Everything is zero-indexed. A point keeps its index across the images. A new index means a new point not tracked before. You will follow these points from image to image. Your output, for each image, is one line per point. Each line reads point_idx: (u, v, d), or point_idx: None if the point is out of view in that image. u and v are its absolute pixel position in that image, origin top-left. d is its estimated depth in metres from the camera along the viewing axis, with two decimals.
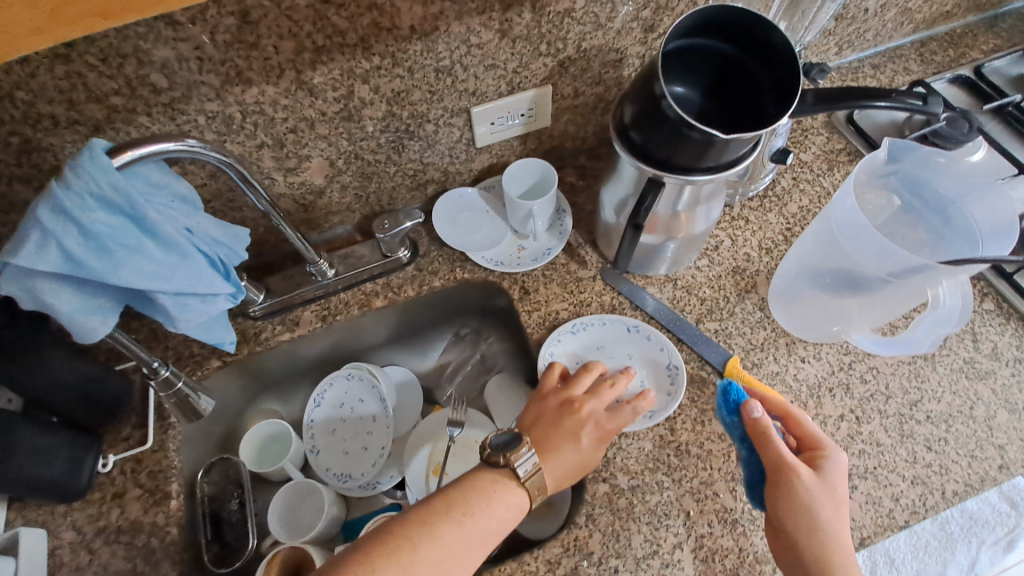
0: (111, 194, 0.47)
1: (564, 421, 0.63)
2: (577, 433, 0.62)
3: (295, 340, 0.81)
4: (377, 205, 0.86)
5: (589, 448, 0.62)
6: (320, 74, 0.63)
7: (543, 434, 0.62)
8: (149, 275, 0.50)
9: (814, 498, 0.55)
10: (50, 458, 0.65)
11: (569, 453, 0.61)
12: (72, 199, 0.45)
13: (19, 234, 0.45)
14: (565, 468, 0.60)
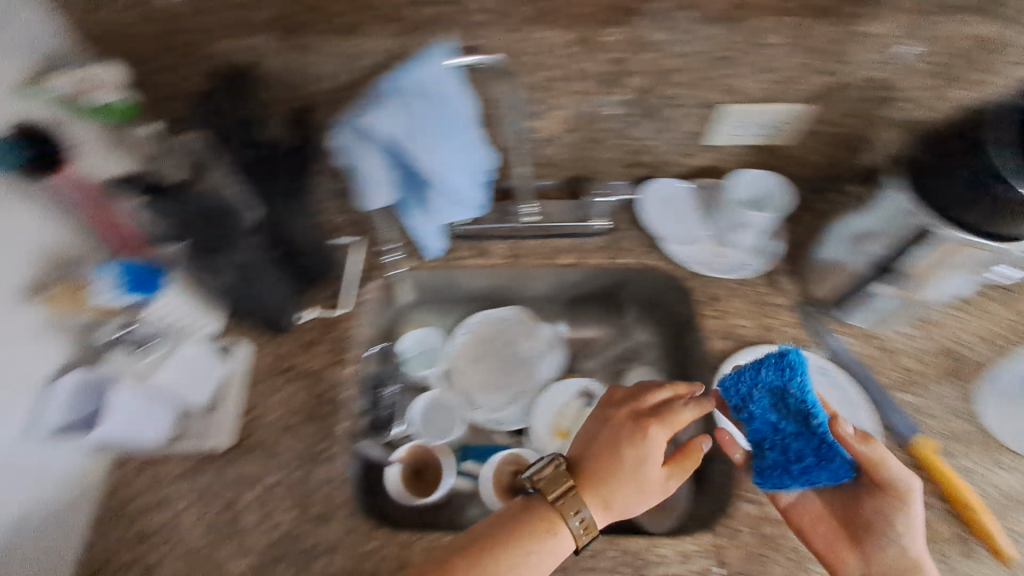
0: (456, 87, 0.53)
1: (604, 433, 0.60)
2: (621, 452, 0.58)
3: (478, 267, 0.86)
4: (587, 171, 0.89)
5: (610, 464, 0.57)
6: (611, 33, 0.66)
7: (595, 460, 0.58)
8: (449, 167, 0.56)
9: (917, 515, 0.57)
10: (276, 292, 0.75)
11: (623, 479, 0.56)
12: (430, 80, 0.51)
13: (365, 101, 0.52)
14: (622, 495, 0.56)
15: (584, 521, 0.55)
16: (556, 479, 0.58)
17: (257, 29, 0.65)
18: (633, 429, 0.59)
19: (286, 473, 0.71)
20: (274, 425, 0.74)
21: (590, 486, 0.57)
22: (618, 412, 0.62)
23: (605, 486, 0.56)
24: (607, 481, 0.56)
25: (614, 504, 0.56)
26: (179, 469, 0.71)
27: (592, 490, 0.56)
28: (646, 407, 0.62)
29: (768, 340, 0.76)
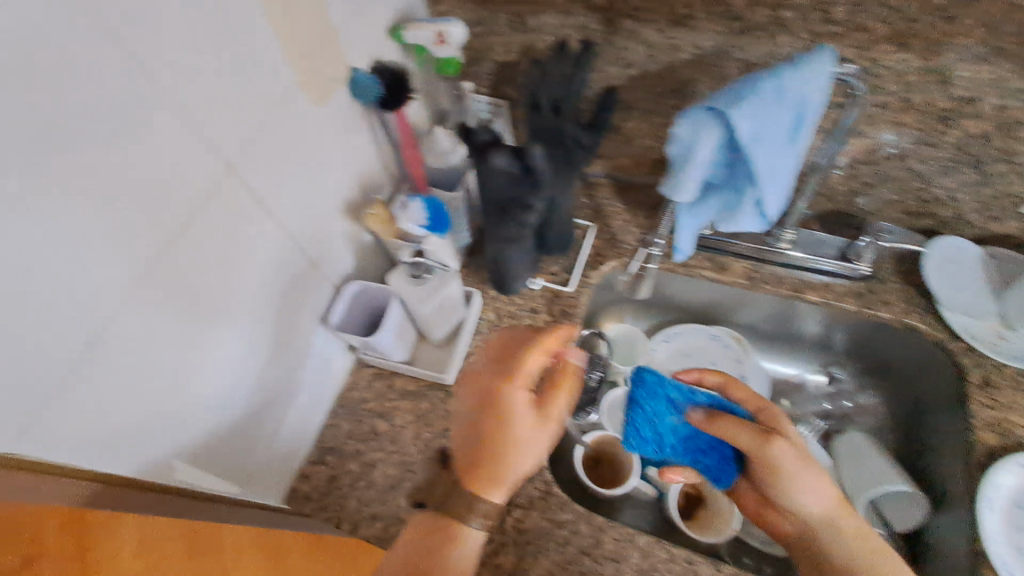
0: (814, 95, 0.49)
1: (485, 424, 0.62)
2: (516, 440, 0.60)
3: (716, 281, 0.83)
4: (855, 209, 0.82)
5: (485, 447, 0.61)
6: (975, 71, 0.60)
7: (472, 450, 0.62)
8: (771, 176, 0.53)
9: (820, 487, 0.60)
10: (527, 255, 0.78)
11: (531, 447, 0.61)
12: (795, 86, 0.48)
13: (735, 85, 0.49)
14: (519, 468, 0.61)
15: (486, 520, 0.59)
16: (453, 485, 0.62)
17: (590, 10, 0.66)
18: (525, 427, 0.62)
19: None
20: None
21: (488, 473, 0.60)
22: (497, 378, 0.63)
23: (492, 477, 0.60)
24: (490, 472, 0.60)
25: (493, 479, 0.60)
26: (406, 388, 0.79)
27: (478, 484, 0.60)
28: (501, 362, 0.64)
29: None
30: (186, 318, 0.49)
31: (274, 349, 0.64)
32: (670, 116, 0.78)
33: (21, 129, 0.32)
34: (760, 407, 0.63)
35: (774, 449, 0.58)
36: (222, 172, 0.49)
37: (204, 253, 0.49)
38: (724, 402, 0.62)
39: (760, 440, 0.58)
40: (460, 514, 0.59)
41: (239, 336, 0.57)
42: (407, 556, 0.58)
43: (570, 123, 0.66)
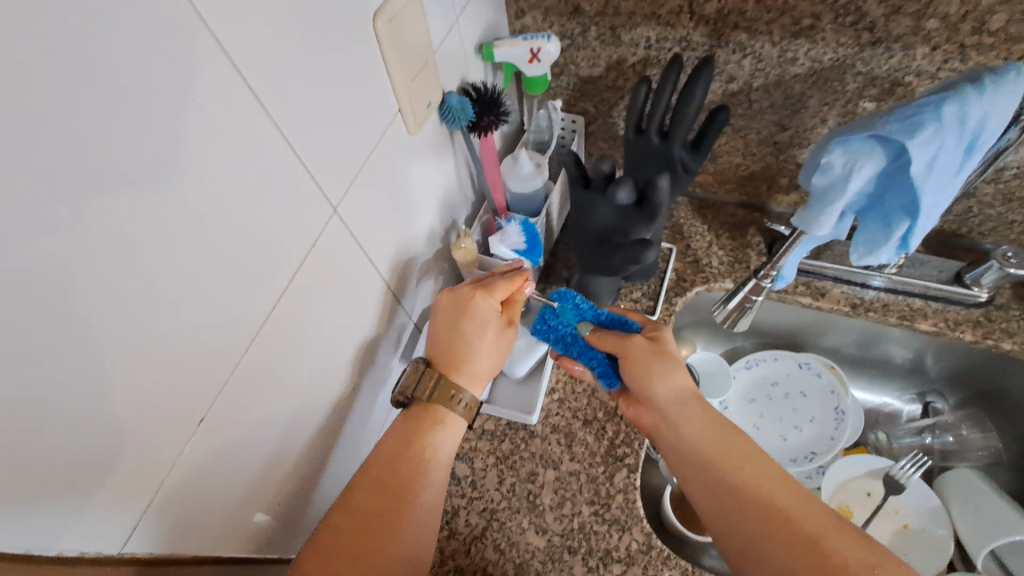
0: (995, 124, 0.43)
1: (443, 314, 0.59)
2: (494, 342, 0.58)
3: (812, 307, 0.77)
4: (969, 230, 0.75)
5: (456, 336, 0.57)
6: None
7: (445, 341, 0.58)
8: (928, 208, 0.47)
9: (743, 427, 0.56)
10: (613, 287, 0.73)
11: (494, 360, 0.59)
12: (979, 111, 0.42)
13: (911, 108, 0.43)
14: (487, 364, 0.58)
15: (470, 407, 0.57)
16: (424, 373, 0.57)
17: (696, 21, 0.63)
18: (501, 335, 0.58)
19: (585, 467, 0.68)
20: (576, 413, 0.72)
21: (464, 369, 0.57)
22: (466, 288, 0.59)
23: (472, 375, 0.57)
24: (459, 356, 0.57)
25: (479, 380, 0.58)
26: (484, 427, 0.71)
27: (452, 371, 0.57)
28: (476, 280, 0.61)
29: None
30: (272, 358, 0.44)
31: (358, 393, 0.58)
32: (768, 132, 0.73)
33: (120, 144, 0.28)
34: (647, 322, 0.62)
35: (655, 366, 0.57)
36: (319, 197, 0.43)
37: (297, 289, 0.44)
38: (618, 317, 0.62)
39: (654, 359, 0.57)
40: (448, 399, 0.56)
41: (330, 373, 0.52)
42: (408, 430, 0.55)
43: (681, 150, 0.61)
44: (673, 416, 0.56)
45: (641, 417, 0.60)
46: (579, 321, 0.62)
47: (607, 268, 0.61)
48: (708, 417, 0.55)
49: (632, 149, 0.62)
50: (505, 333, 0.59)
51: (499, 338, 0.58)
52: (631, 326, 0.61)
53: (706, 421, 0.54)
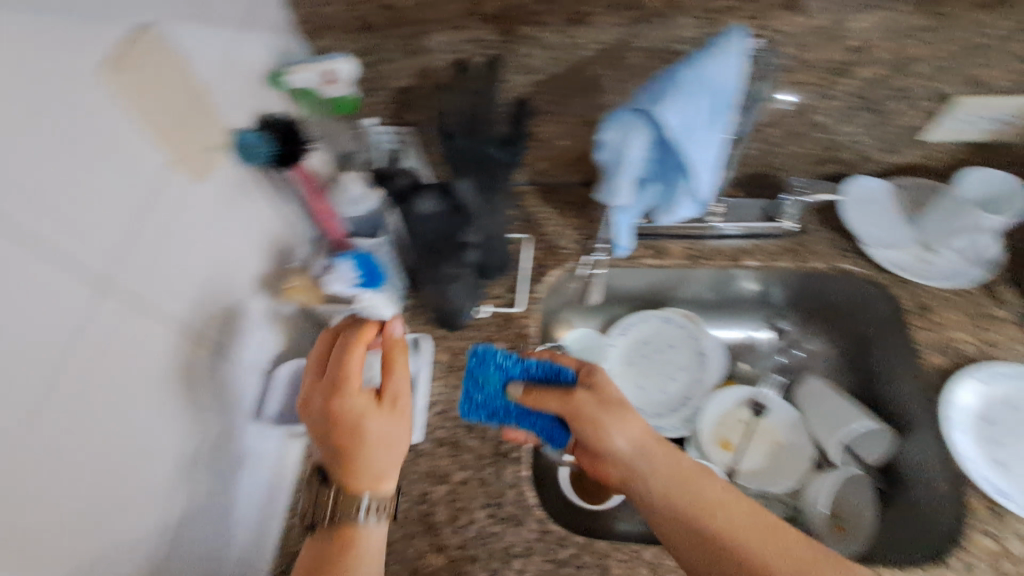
0: (730, 82, 0.49)
1: (308, 415, 0.55)
2: (377, 434, 0.55)
3: (657, 265, 0.82)
4: (773, 168, 0.84)
5: (347, 443, 0.54)
6: (861, 20, 0.61)
7: (331, 449, 0.54)
8: (703, 165, 0.52)
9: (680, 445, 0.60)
10: (469, 288, 0.74)
11: (392, 455, 0.55)
12: (712, 73, 0.47)
13: (658, 81, 0.48)
14: (388, 460, 0.55)
15: (375, 510, 0.54)
16: (318, 491, 0.56)
17: (484, 20, 0.65)
18: (382, 422, 0.55)
19: (475, 472, 0.69)
20: (459, 421, 0.73)
21: (354, 475, 0.54)
22: (326, 387, 0.56)
23: (367, 478, 0.54)
24: (354, 461, 0.54)
25: (383, 482, 0.55)
26: None
27: (352, 478, 0.54)
28: (331, 361, 0.58)
29: (995, 356, 0.69)
30: (75, 468, 0.40)
31: (195, 460, 0.54)
32: (582, 113, 0.76)
33: None
34: (575, 364, 0.63)
35: (587, 415, 0.58)
36: (82, 277, 0.40)
37: (88, 388, 0.40)
38: (551, 367, 0.61)
39: (587, 408, 0.58)
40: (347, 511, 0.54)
41: (152, 450, 0.48)
42: (325, 552, 0.53)
43: None
44: (635, 465, 0.57)
45: (608, 478, 0.60)
46: (512, 380, 0.60)
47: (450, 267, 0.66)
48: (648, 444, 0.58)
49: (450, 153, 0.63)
50: (395, 419, 0.56)
51: (396, 429, 0.56)
52: (568, 376, 0.60)
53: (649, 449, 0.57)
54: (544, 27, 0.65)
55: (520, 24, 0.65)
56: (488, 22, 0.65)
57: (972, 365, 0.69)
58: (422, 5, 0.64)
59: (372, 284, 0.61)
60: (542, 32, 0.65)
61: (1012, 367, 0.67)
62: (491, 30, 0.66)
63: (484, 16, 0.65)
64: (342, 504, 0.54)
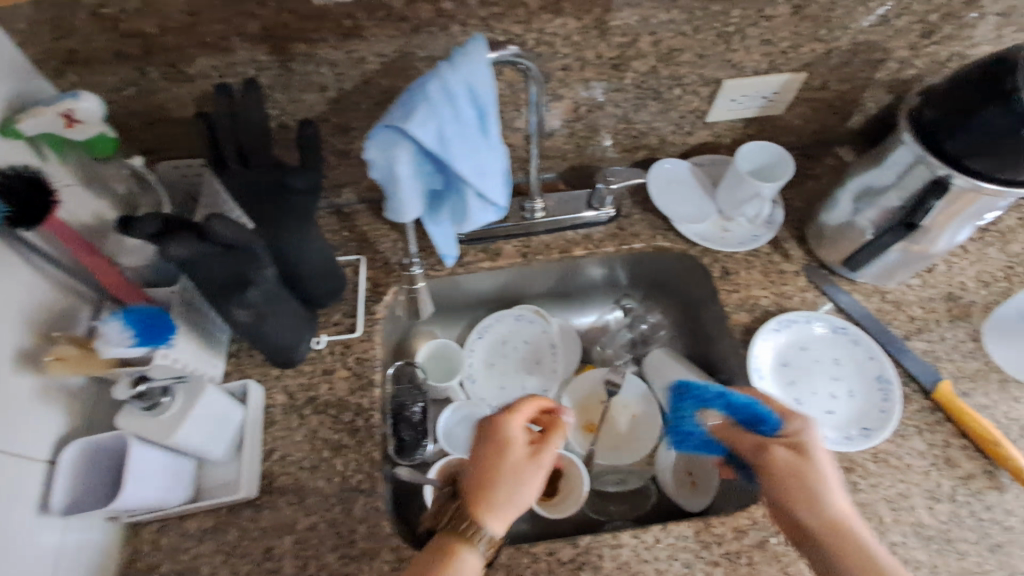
0: (479, 88, 0.49)
1: (472, 462, 0.58)
2: (518, 470, 0.57)
3: (493, 268, 0.84)
4: (589, 158, 0.87)
5: (487, 476, 0.56)
6: (621, 17, 0.65)
7: (473, 479, 0.57)
8: (476, 172, 0.53)
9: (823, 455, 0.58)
10: (292, 321, 0.69)
11: (524, 495, 0.56)
12: (456, 82, 0.47)
13: (405, 96, 0.47)
14: (504, 495, 0.56)
15: (489, 543, 0.54)
16: (442, 503, 0.58)
17: (249, 41, 0.61)
18: (527, 459, 0.58)
19: (323, 513, 0.66)
20: (301, 464, 0.69)
21: (487, 501, 0.55)
22: (508, 434, 0.59)
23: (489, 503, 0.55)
24: (487, 486, 0.56)
25: (500, 508, 0.55)
26: (203, 526, 0.66)
27: (478, 505, 0.55)
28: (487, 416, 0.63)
29: (788, 308, 0.78)
30: None
31: None
32: None
33: None
34: (777, 408, 0.62)
35: (749, 443, 0.61)
36: None
37: None
38: (756, 411, 0.61)
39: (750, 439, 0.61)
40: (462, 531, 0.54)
41: None
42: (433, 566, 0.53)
43: (271, 174, 0.58)
44: (795, 504, 0.56)
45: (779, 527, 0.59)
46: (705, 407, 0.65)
47: (232, 313, 0.60)
48: (795, 465, 0.57)
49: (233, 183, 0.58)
50: (524, 462, 0.57)
51: (535, 480, 0.57)
52: (773, 422, 0.61)
53: (778, 470, 0.57)
54: (319, 43, 0.62)
55: (291, 42, 0.61)
56: (256, 43, 0.61)
57: (769, 318, 0.76)
58: (177, 31, 0.59)
59: (150, 341, 0.57)
60: (319, 48, 0.62)
61: (795, 313, 0.76)
62: (262, 51, 0.62)
63: (248, 37, 0.60)
64: (459, 518, 0.55)
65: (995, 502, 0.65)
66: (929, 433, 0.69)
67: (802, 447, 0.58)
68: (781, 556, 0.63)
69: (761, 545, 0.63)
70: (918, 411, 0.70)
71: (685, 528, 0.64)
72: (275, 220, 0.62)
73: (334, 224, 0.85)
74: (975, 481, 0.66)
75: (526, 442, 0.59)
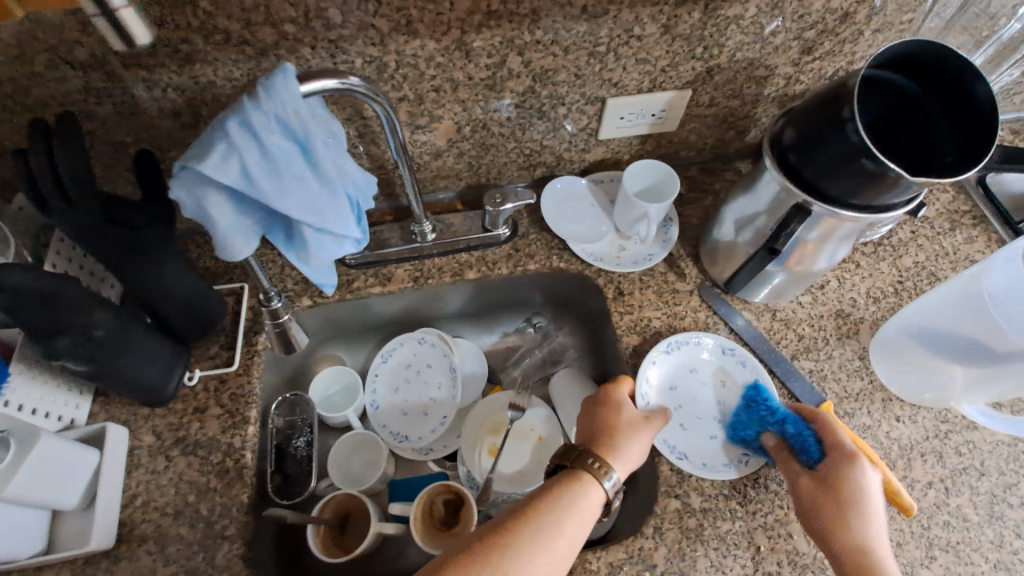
0: (292, 121, 0.46)
1: (592, 427, 0.63)
2: (629, 423, 0.62)
3: (384, 294, 0.81)
4: (485, 177, 0.85)
5: (628, 432, 0.61)
6: (482, 38, 0.63)
7: (602, 433, 0.61)
8: (304, 208, 0.50)
9: (875, 499, 0.59)
10: (154, 361, 0.66)
11: (639, 442, 0.61)
12: (259, 117, 0.44)
13: (207, 133, 0.44)
14: (637, 451, 0.60)
15: (615, 481, 0.57)
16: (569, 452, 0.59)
17: (81, 67, 0.57)
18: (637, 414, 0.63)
19: (183, 563, 0.63)
20: (164, 510, 0.66)
21: (608, 444, 0.60)
22: (631, 410, 0.64)
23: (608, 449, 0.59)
24: (619, 435, 0.60)
25: (619, 452, 0.59)
26: None
27: (607, 451, 0.59)
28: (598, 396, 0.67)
29: (680, 329, 0.76)
30: None
31: None
32: None
33: None
34: (833, 444, 0.62)
35: (790, 471, 0.63)
36: None
37: None
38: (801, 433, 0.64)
39: (794, 468, 0.63)
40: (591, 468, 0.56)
41: None
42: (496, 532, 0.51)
43: (98, 210, 0.55)
44: (830, 524, 0.58)
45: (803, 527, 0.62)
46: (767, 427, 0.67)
47: (60, 363, 0.57)
48: (818, 495, 0.60)
49: (60, 223, 0.54)
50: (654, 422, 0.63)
51: (648, 439, 0.61)
52: (813, 453, 0.63)
53: (813, 505, 0.60)
54: (158, 69, 0.58)
55: (129, 68, 0.58)
56: (89, 70, 0.58)
57: (659, 341, 0.75)
58: None
59: None
60: (159, 73, 0.59)
61: (686, 335, 0.75)
62: (98, 77, 0.58)
63: (79, 64, 0.57)
64: (581, 453, 0.58)
65: None
66: None
67: (839, 480, 0.60)
68: None
69: None
70: None
71: None
72: (119, 257, 0.59)
73: None
74: None
75: (631, 408, 0.64)
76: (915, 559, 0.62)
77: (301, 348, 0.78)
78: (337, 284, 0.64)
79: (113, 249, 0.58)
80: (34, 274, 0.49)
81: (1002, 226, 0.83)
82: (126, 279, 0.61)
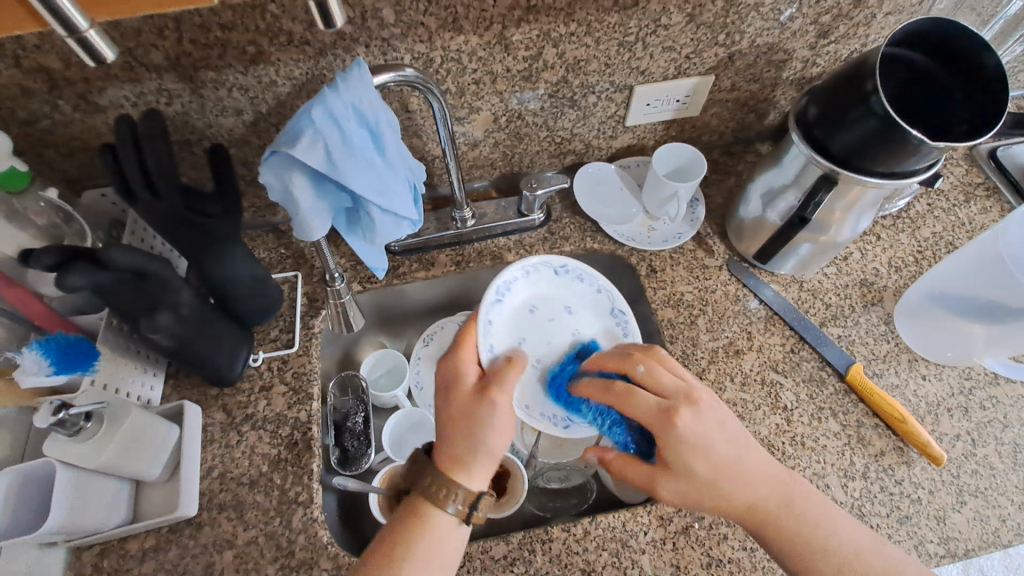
0: (365, 110, 0.52)
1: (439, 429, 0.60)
2: (466, 413, 0.59)
3: (428, 278, 0.86)
4: (518, 166, 0.90)
5: (467, 437, 0.58)
6: (522, 32, 0.67)
7: (446, 442, 0.58)
8: (374, 189, 0.54)
9: (710, 435, 0.57)
10: (227, 345, 0.71)
11: (485, 433, 0.58)
12: (339, 106, 0.50)
13: (293, 125, 0.50)
14: (483, 451, 0.57)
15: (461, 497, 0.56)
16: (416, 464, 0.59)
17: (157, 70, 0.62)
18: (474, 390, 0.60)
19: (264, 526, 0.68)
20: (240, 480, 0.70)
21: (450, 455, 0.58)
22: (466, 396, 0.60)
23: (450, 467, 0.58)
24: (462, 443, 0.58)
25: (467, 458, 0.57)
26: (144, 546, 0.67)
27: (453, 467, 0.57)
28: (441, 384, 0.63)
29: (711, 301, 0.80)
30: None
31: None
32: None
33: None
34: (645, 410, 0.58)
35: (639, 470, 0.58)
36: None
37: None
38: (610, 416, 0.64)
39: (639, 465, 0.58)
40: (429, 493, 0.57)
41: None
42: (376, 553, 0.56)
43: (180, 201, 0.60)
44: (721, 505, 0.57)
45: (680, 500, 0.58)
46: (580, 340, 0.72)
47: (151, 339, 0.63)
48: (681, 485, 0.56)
49: (148, 212, 0.59)
50: (494, 409, 0.58)
51: (495, 431, 0.58)
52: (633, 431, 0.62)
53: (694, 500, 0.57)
54: (226, 69, 0.63)
55: (201, 70, 0.63)
56: (165, 72, 0.62)
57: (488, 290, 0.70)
58: (82, 66, 0.60)
59: (68, 368, 0.60)
60: (227, 73, 0.64)
61: (520, 266, 0.73)
62: (172, 79, 0.63)
63: (155, 67, 0.62)
64: (424, 477, 0.58)
65: (905, 476, 0.68)
66: (842, 413, 0.72)
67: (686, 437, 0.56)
68: (704, 540, 0.66)
69: (685, 531, 0.66)
70: (833, 393, 0.73)
71: (613, 519, 0.67)
72: (194, 244, 0.64)
73: (270, 242, 0.86)
74: (887, 457, 0.69)
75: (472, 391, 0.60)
76: (946, 504, 0.66)
77: (356, 326, 0.83)
78: (387, 269, 0.68)
79: (189, 238, 0.63)
80: (133, 250, 0.53)
81: (1013, 195, 0.87)
82: (200, 266, 0.66)
